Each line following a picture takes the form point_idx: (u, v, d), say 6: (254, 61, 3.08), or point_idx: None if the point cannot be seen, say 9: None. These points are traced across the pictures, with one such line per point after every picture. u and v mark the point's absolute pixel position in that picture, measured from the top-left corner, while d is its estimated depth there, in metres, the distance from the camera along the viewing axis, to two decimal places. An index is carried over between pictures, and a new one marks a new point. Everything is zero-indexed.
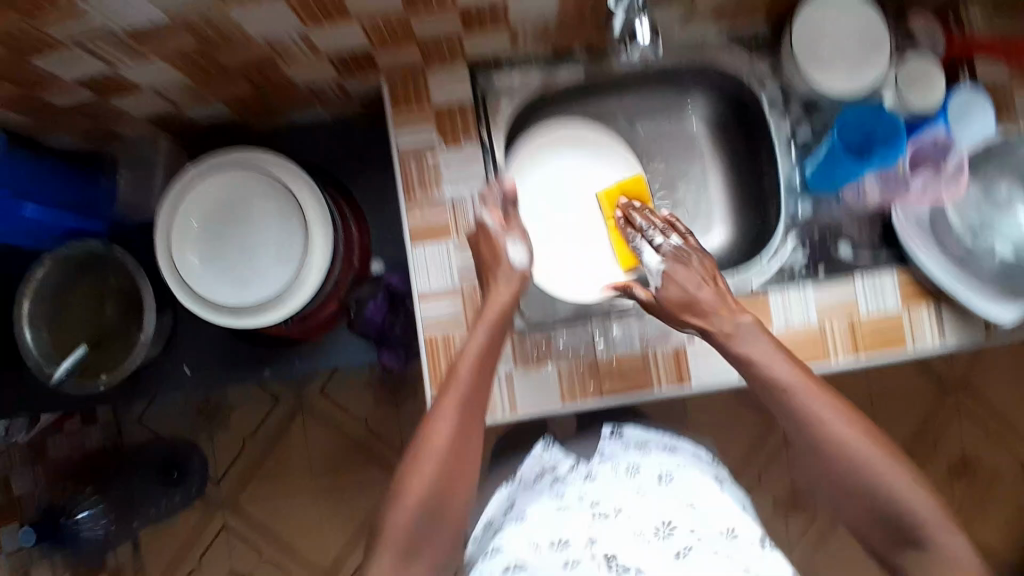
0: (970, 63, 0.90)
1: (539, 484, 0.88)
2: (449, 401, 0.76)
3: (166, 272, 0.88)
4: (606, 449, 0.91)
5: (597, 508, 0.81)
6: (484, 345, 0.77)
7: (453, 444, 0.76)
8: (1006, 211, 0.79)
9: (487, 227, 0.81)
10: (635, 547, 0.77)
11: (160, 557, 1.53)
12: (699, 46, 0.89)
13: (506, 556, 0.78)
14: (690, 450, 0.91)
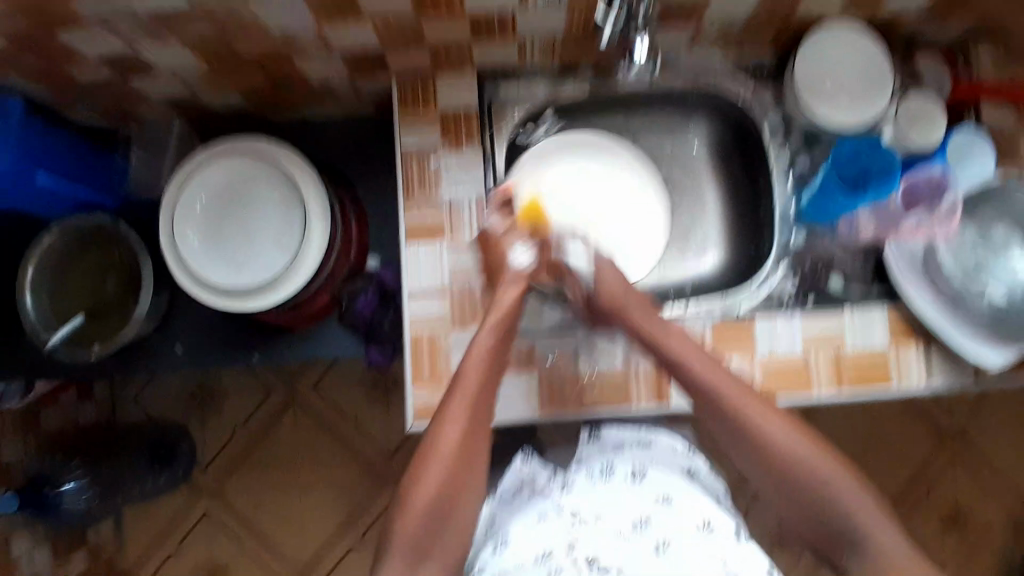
0: (976, 109, 0.91)
1: (516, 497, 0.84)
2: (461, 407, 0.74)
3: (166, 249, 0.89)
4: (581, 454, 0.87)
5: (577, 514, 0.76)
6: (489, 355, 0.77)
7: (463, 451, 0.73)
8: (999, 254, 0.82)
9: (492, 230, 0.85)
10: (615, 548, 0.72)
11: (143, 535, 1.53)
12: (702, 70, 0.91)
13: (491, 573, 0.73)
14: (665, 446, 0.86)
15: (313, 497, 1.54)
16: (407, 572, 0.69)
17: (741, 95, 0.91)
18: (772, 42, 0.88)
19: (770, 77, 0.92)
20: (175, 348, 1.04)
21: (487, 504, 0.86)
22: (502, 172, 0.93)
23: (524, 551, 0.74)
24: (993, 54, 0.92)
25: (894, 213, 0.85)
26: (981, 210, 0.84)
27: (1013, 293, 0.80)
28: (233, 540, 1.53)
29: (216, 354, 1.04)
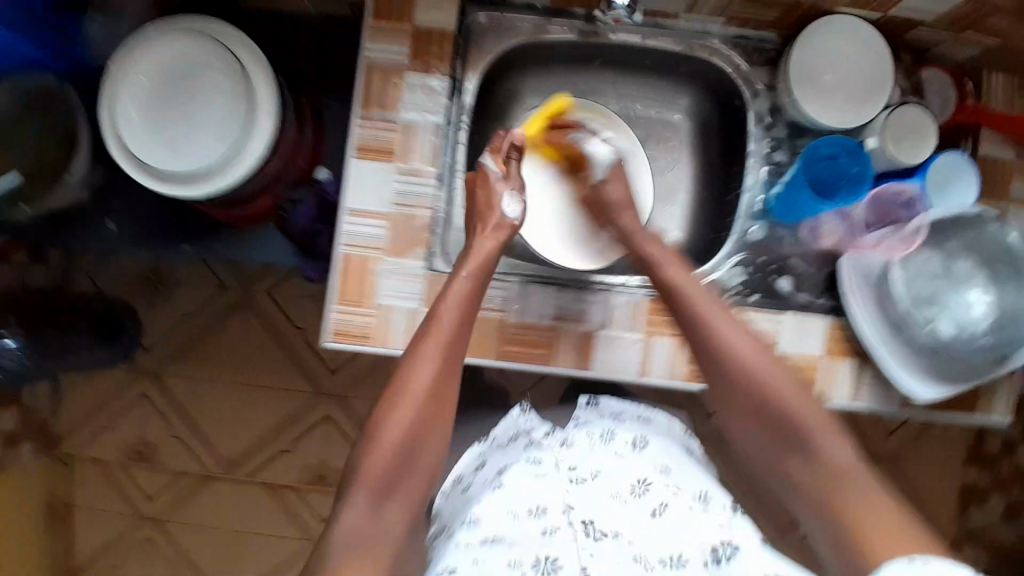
0: (976, 137, 0.86)
1: (512, 444, 0.86)
2: (434, 343, 0.73)
3: (104, 124, 0.84)
4: (581, 416, 0.88)
5: (574, 473, 0.75)
6: (464, 298, 0.77)
7: (436, 387, 0.72)
8: (959, 287, 0.79)
9: (487, 172, 0.85)
10: (612, 509, 0.70)
11: (82, 404, 1.55)
12: (696, 38, 0.85)
13: (480, 527, 0.69)
14: (661, 423, 0.88)
15: (252, 400, 1.54)
16: (372, 507, 0.67)
17: (732, 71, 0.85)
18: (775, 24, 0.83)
19: (771, 57, 0.85)
20: (108, 223, 1.00)
21: (478, 445, 0.89)
22: (469, 105, 0.88)
23: (513, 504, 0.71)
24: (1006, 84, 0.86)
25: (857, 225, 0.83)
26: (952, 240, 0.80)
27: (964, 331, 0.78)
28: (168, 424, 1.55)
29: (153, 237, 1.02)
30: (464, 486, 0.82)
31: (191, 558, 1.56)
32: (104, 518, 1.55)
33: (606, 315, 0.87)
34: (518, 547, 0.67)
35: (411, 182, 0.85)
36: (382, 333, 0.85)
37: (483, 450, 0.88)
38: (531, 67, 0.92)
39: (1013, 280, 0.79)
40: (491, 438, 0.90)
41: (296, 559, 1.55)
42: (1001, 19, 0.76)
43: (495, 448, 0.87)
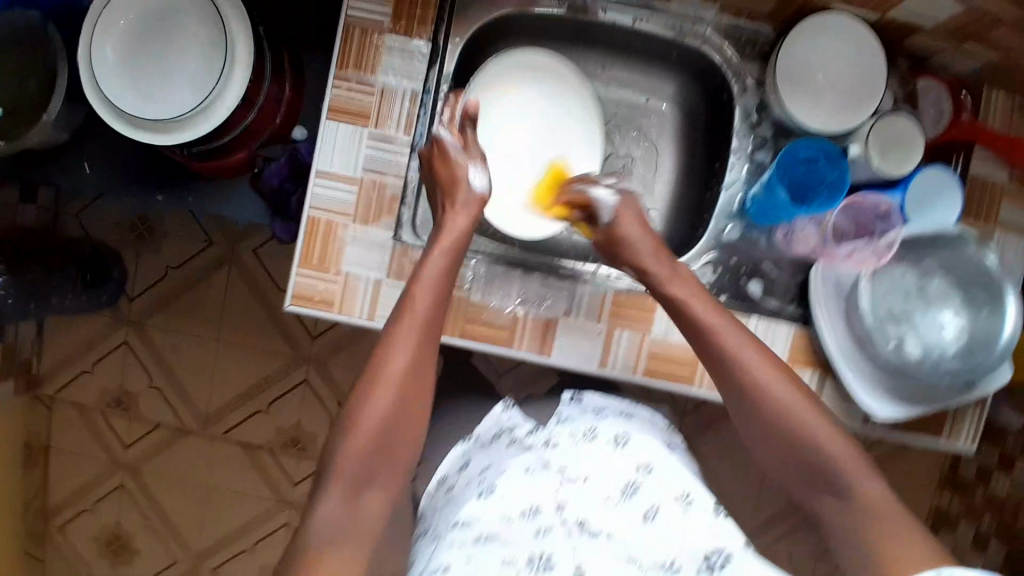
0: (968, 153, 0.83)
1: (495, 444, 0.77)
2: (412, 325, 0.67)
3: (80, 62, 0.81)
4: (563, 411, 0.82)
5: (564, 470, 0.71)
6: (443, 274, 0.72)
7: (414, 370, 0.66)
8: (930, 309, 0.78)
9: (445, 146, 0.78)
10: (604, 510, 0.67)
11: (62, 347, 1.54)
12: (687, 22, 0.83)
13: (473, 528, 0.64)
14: (645, 419, 0.84)
15: (231, 357, 1.54)
16: (348, 501, 0.63)
17: (722, 63, 0.83)
18: (769, 20, 0.81)
19: (763, 51, 0.83)
20: (82, 165, 0.97)
21: (461, 442, 0.83)
22: (450, 74, 0.86)
23: (502, 506, 0.66)
24: (1010, 102, 0.83)
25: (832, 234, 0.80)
26: (928, 259, 0.79)
27: (928, 353, 0.77)
28: (145, 374, 1.54)
29: (124, 186, 0.98)
30: (447, 487, 0.74)
31: (163, 509, 1.57)
32: (79, 462, 1.57)
33: (572, 303, 0.85)
34: (511, 546, 0.62)
35: (385, 149, 0.83)
36: (344, 301, 0.82)
37: (466, 449, 0.79)
38: (520, 40, 0.90)
39: (988, 306, 0.77)
40: (468, 437, 0.82)
41: (265, 518, 1.57)
42: (1006, 30, 0.73)
43: (476, 448, 0.78)
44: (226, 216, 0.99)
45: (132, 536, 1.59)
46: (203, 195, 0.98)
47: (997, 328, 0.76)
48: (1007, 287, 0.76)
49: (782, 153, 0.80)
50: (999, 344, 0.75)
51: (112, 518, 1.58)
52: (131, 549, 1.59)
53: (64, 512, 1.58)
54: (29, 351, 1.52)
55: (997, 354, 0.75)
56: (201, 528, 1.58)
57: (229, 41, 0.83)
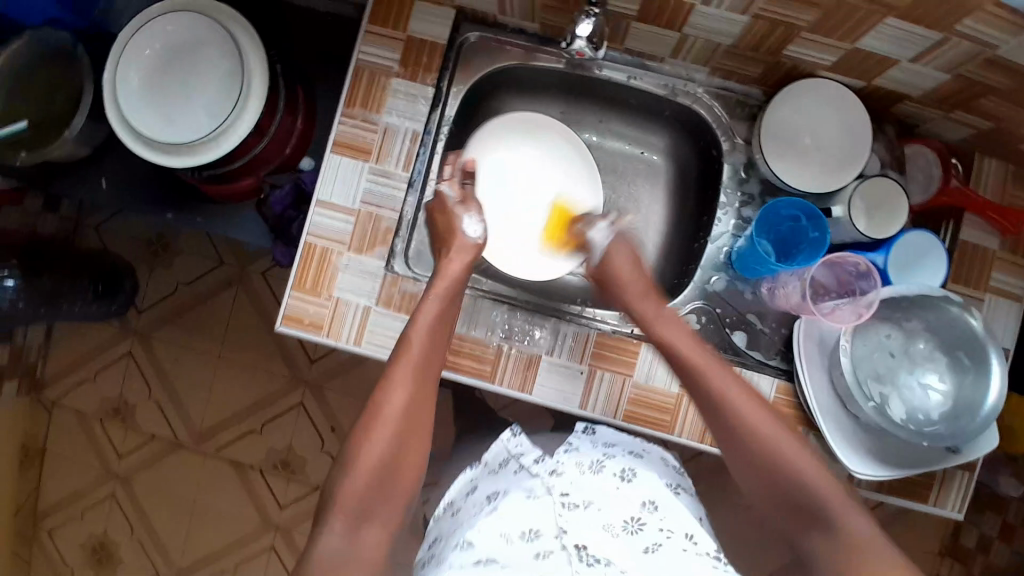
0: (957, 221, 0.84)
1: (502, 470, 0.82)
2: (408, 370, 0.71)
3: (104, 85, 0.87)
4: (575, 442, 0.84)
5: (567, 499, 0.73)
6: (435, 324, 0.76)
7: (416, 409, 0.70)
8: (914, 370, 0.78)
9: (444, 198, 0.86)
10: (604, 542, 0.68)
11: (69, 354, 1.58)
12: (680, 82, 0.87)
13: (475, 550, 0.67)
14: (656, 459, 0.85)
15: (230, 375, 1.56)
16: (348, 530, 0.65)
17: (713, 122, 0.86)
18: (759, 82, 0.84)
19: (753, 111, 0.86)
20: (100, 181, 1.02)
21: (470, 471, 0.87)
22: (451, 116, 0.90)
23: (505, 525, 0.69)
24: (1001, 171, 0.84)
25: (814, 291, 0.80)
26: (914, 320, 0.79)
27: (911, 416, 0.76)
28: (146, 386, 1.57)
29: (137, 202, 1.02)
30: (454, 509, 0.81)
31: (150, 523, 1.57)
32: (72, 469, 1.58)
33: (554, 341, 0.86)
34: (512, 568, 0.64)
35: (383, 182, 0.86)
36: (333, 325, 0.84)
37: (473, 476, 0.86)
38: (522, 88, 0.95)
39: (974, 370, 0.76)
40: (482, 463, 0.87)
41: (249, 540, 1.56)
42: (989, 103, 0.74)
43: (487, 474, 0.84)
44: (231, 237, 1.02)
45: (117, 549, 1.58)
46: (210, 216, 1.02)
47: (982, 394, 0.74)
48: (993, 352, 0.74)
49: (763, 210, 0.82)
50: (983, 410, 0.74)
51: (99, 528, 1.58)
52: (114, 562, 1.58)
53: (54, 518, 1.59)
54: (36, 356, 1.56)
55: (980, 422, 0.73)
56: (185, 545, 1.57)
57: (245, 72, 0.88)
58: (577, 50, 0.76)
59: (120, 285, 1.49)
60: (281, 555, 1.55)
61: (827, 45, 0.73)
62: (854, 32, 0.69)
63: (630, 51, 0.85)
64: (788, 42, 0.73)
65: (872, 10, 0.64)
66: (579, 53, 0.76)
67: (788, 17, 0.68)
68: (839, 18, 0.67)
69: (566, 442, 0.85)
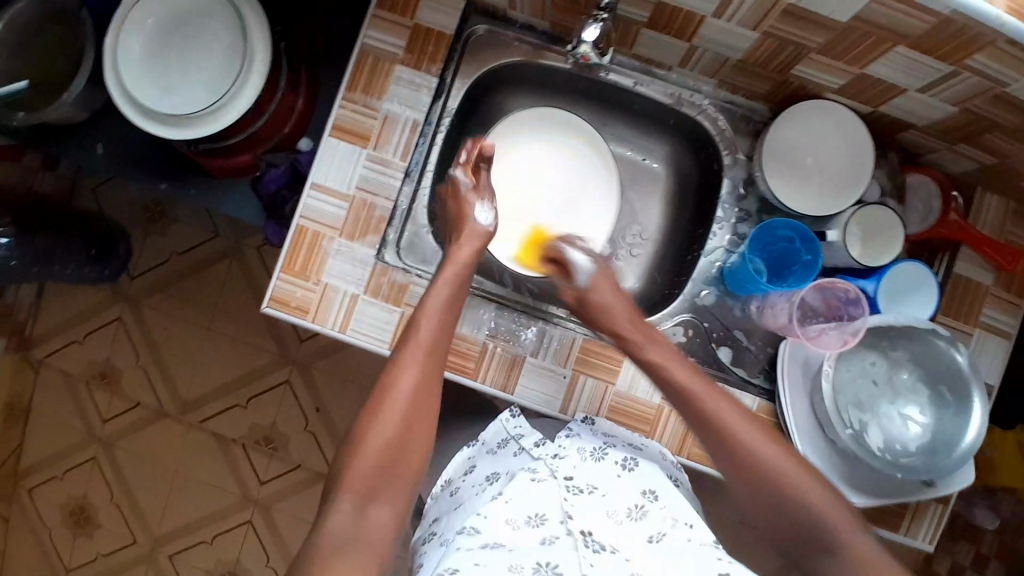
0: (953, 254, 0.83)
1: (502, 451, 0.83)
2: (416, 350, 0.71)
3: (104, 54, 0.85)
4: (574, 428, 0.82)
5: (571, 485, 0.74)
6: (446, 302, 0.76)
7: (424, 390, 0.69)
8: (896, 400, 0.78)
9: (458, 184, 0.84)
10: (609, 528, 0.69)
11: (59, 314, 1.57)
12: (686, 92, 0.86)
13: (481, 534, 0.67)
14: (655, 453, 0.82)
15: (218, 348, 1.56)
16: (355, 509, 0.63)
17: (716, 135, 0.86)
18: (765, 100, 0.84)
19: (757, 128, 0.86)
20: (96, 146, 1.01)
21: (467, 449, 0.88)
22: (453, 109, 0.89)
23: (510, 512, 0.70)
24: (1002, 207, 0.83)
25: (802, 313, 0.80)
26: (899, 350, 0.79)
27: (888, 446, 0.76)
28: (134, 352, 1.56)
29: (131, 170, 1.01)
30: (452, 489, 0.82)
31: (129, 488, 1.58)
32: (55, 429, 1.58)
33: (539, 343, 0.85)
34: (518, 553, 0.64)
35: (379, 170, 0.85)
36: (318, 311, 0.84)
37: (471, 455, 0.86)
38: (528, 85, 0.94)
39: (955, 406, 0.76)
40: (481, 441, 0.87)
41: (227, 512, 1.56)
42: (997, 138, 0.72)
43: (485, 454, 0.84)
44: (225, 212, 1.02)
45: (95, 512, 1.59)
46: (205, 190, 1.00)
47: (960, 431, 0.74)
48: (975, 390, 0.74)
49: (756, 230, 0.82)
50: (959, 447, 0.74)
51: (78, 490, 1.58)
52: (91, 524, 1.59)
53: (34, 476, 1.59)
54: (25, 314, 1.55)
55: (957, 458, 0.73)
56: (163, 514, 1.58)
57: (248, 47, 0.86)
58: (582, 53, 0.76)
59: (114, 250, 1.47)
60: (257, 531, 1.56)
61: (837, 68, 0.71)
62: (865, 56, 0.67)
63: (639, 56, 0.84)
64: (796, 61, 0.72)
65: (886, 36, 0.62)
66: (584, 57, 0.76)
67: (800, 35, 0.67)
68: (851, 40, 0.65)
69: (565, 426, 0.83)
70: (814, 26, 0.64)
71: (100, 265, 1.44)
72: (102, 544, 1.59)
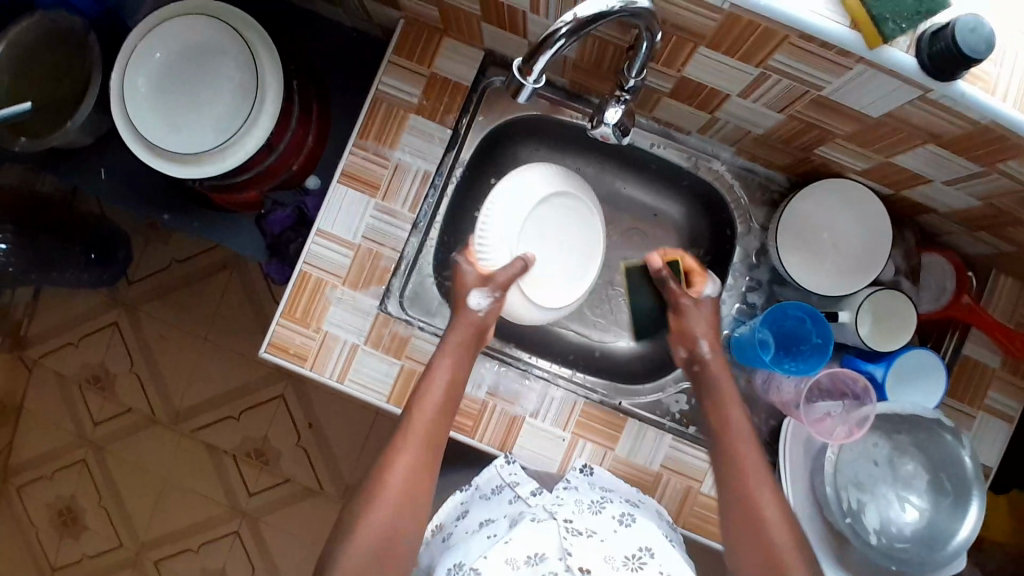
0: (963, 333, 0.82)
1: (496, 497, 0.80)
2: (412, 442, 0.72)
3: (111, 91, 0.83)
4: (571, 481, 0.80)
5: (571, 525, 0.72)
6: (448, 386, 0.76)
7: (422, 470, 0.72)
8: (896, 484, 0.76)
9: (465, 274, 0.83)
10: (606, 573, 0.67)
11: (55, 317, 1.54)
12: (702, 156, 0.85)
13: None
14: (652, 511, 0.80)
15: (213, 363, 1.52)
16: None
17: (731, 201, 0.85)
18: (784, 171, 0.83)
19: (775, 197, 0.85)
20: (100, 169, 0.98)
21: (462, 492, 0.84)
22: (465, 159, 0.87)
23: (511, 551, 0.68)
24: (1016, 291, 0.81)
25: (809, 394, 0.78)
26: (903, 433, 0.77)
27: (884, 529, 0.75)
28: (129, 358, 1.52)
29: (136, 196, 0.99)
30: (443, 535, 0.80)
31: (116, 496, 1.55)
32: (47, 432, 1.56)
33: (541, 404, 0.84)
34: None
35: (387, 220, 0.83)
36: (317, 359, 0.82)
37: (465, 498, 0.84)
38: (543, 137, 0.93)
39: (954, 497, 0.75)
40: (473, 486, 0.84)
41: (217, 522, 1.53)
42: (1017, 232, 0.71)
43: (479, 498, 0.81)
44: (228, 242, 1.00)
45: (83, 517, 1.56)
46: (207, 219, 0.99)
47: (956, 523, 0.74)
48: (977, 488, 0.74)
49: (770, 308, 0.81)
50: (954, 540, 0.73)
51: (67, 492, 1.56)
52: (79, 527, 1.56)
53: (24, 474, 1.57)
54: (20, 315, 1.53)
55: (949, 552, 0.73)
56: (150, 523, 1.55)
57: (259, 88, 0.84)
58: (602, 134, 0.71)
59: (113, 255, 1.43)
60: (245, 542, 1.52)
61: (861, 153, 0.70)
62: (890, 148, 0.66)
63: (659, 119, 0.83)
64: (819, 142, 0.71)
65: (915, 134, 0.61)
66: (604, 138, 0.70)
67: (825, 122, 0.66)
68: (879, 133, 0.64)
69: (562, 479, 0.82)
70: (840, 116, 0.63)
71: (100, 269, 1.41)
72: (89, 548, 1.56)
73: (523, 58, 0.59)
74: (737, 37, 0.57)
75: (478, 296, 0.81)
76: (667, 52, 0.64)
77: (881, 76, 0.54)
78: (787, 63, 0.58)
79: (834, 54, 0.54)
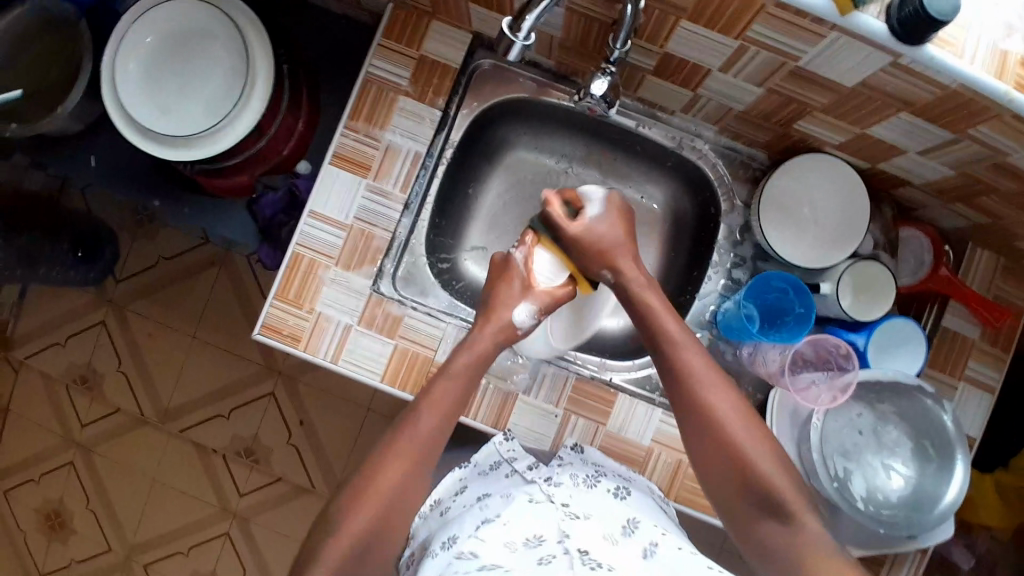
0: (941, 306, 0.84)
1: (493, 473, 0.81)
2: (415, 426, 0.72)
3: (103, 71, 0.84)
4: (564, 457, 0.81)
5: (568, 508, 0.71)
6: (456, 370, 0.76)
7: (421, 445, 0.71)
8: (881, 452, 0.78)
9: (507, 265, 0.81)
10: (607, 549, 0.65)
11: (40, 315, 1.53)
12: (686, 136, 0.87)
13: (479, 559, 0.65)
14: (643, 485, 0.81)
15: (201, 359, 1.51)
16: None
17: (715, 180, 0.88)
18: (764, 149, 0.86)
19: (755, 176, 0.88)
20: (89, 157, 0.99)
21: (459, 469, 0.85)
22: (455, 141, 0.89)
23: (508, 534, 0.68)
24: (993, 263, 0.84)
25: (794, 363, 0.80)
26: (887, 403, 0.80)
27: (872, 496, 0.76)
28: (117, 357, 1.51)
29: (126, 184, 0.99)
30: (441, 510, 0.79)
31: (104, 497, 1.53)
32: (35, 432, 1.54)
33: (532, 381, 0.86)
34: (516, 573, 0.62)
35: (379, 200, 0.84)
36: (310, 340, 0.82)
37: (463, 476, 0.83)
38: (531, 120, 0.95)
39: (938, 462, 0.77)
40: (472, 463, 0.84)
41: (206, 523, 1.52)
42: (991, 201, 0.73)
43: (477, 475, 0.82)
44: (220, 228, 1.01)
45: (71, 519, 1.54)
46: (199, 205, 0.99)
47: (942, 487, 0.76)
48: (959, 450, 0.76)
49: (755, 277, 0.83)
50: (941, 504, 0.75)
51: (54, 494, 1.54)
52: (67, 530, 1.54)
53: (10, 477, 1.55)
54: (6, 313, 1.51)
55: (937, 515, 0.75)
56: (138, 524, 1.53)
57: (251, 71, 0.85)
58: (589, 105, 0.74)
59: (98, 252, 1.42)
60: (235, 544, 1.51)
61: (838, 126, 0.73)
62: (866, 118, 0.68)
63: (644, 100, 0.86)
64: (798, 117, 0.73)
65: (889, 102, 0.64)
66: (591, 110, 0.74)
67: (803, 95, 0.68)
68: (855, 103, 0.66)
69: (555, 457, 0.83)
70: (817, 87, 0.66)
71: (87, 266, 1.40)
72: (75, 551, 1.54)
73: (511, 17, 0.61)
74: (716, 9, 0.59)
75: (525, 310, 0.80)
76: (650, 25, 0.66)
77: (855, 43, 0.57)
78: (765, 33, 0.60)
79: (809, 22, 0.56)
